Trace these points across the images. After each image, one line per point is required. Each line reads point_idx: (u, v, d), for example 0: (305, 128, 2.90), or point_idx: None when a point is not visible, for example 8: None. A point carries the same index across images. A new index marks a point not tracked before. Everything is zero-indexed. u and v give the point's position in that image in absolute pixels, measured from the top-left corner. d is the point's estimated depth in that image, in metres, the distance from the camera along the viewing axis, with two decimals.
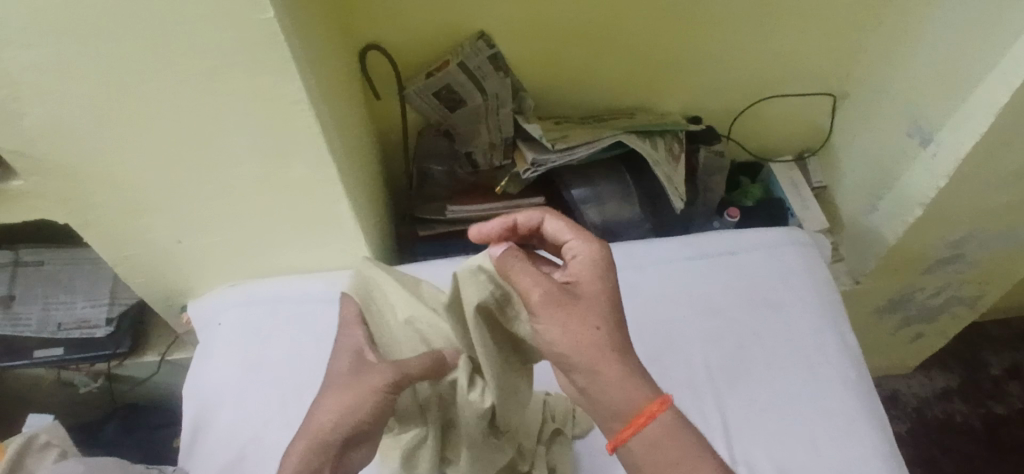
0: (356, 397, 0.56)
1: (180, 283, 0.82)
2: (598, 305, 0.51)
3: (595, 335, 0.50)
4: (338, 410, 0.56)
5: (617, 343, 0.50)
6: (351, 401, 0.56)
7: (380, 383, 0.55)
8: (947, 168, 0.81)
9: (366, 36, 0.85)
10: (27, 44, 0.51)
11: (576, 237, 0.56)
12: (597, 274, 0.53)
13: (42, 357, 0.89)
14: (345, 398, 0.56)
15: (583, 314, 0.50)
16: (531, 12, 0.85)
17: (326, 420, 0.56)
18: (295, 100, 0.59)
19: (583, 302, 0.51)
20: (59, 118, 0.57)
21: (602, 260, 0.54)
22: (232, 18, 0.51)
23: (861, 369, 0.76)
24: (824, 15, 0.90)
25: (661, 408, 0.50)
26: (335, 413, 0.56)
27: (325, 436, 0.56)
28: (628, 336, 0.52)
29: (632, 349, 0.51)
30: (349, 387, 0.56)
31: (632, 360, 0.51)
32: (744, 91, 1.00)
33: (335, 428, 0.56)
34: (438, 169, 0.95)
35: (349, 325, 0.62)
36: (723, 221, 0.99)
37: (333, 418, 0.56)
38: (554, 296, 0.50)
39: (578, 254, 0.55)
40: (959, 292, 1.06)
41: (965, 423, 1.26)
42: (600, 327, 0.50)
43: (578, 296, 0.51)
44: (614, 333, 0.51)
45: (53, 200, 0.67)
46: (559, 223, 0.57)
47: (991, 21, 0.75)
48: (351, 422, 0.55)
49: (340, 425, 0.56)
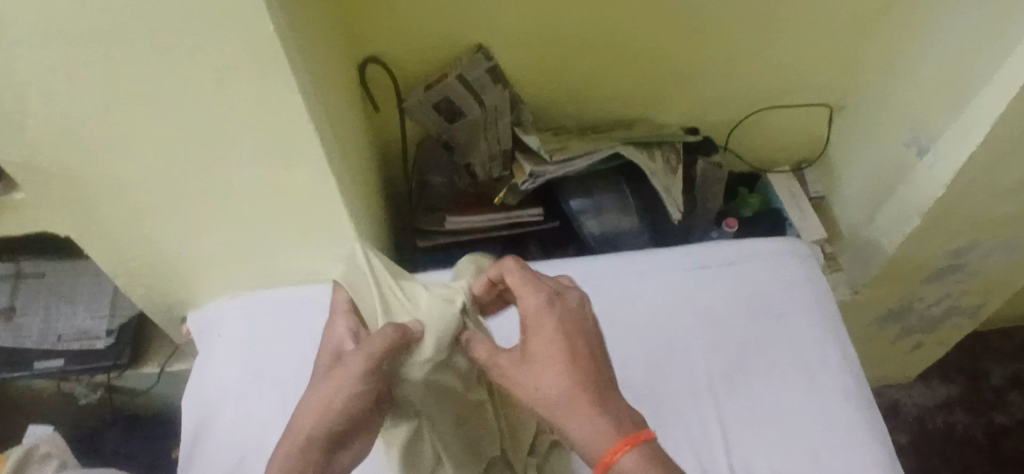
0: (332, 391, 0.54)
1: (181, 294, 0.83)
2: (542, 364, 0.53)
3: (543, 395, 0.52)
4: (319, 408, 0.54)
5: (567, 398, 0.52)
6: (328, 395, 0.54)
7: (355, 368, 0.54)
8: (945, 178, 0.81)
9: (366, 49, 0.86)
10: (32, 57, 0.52)
11: (527, 291, 0.57)
12: (541, 330, 0.55)
13: (43, 368, 0.89)
14: (323, 394, 0.54)
15: (527, 377, 0.53)
16: (530, 24, 0.85)
17: (306, 421, 0.54)
18: (297, 111, 0.59)
19: (526, 363, 0.54)
20: (63, 130, 0.58)
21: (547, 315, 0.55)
22: (236, 31, 0.52)
23: (861, 379, 0.76)
24: (822, 25, 0.91)
25: (624, 450, 0.50)
26: (314, 411, 0.54)
27: (308, 435, 0.53)
28: (579, 385, 0.52)
29: (587, 396, 0.52)
30: (324, 385, 0.55)
31: (583, 409, 0.51)
32: (742, 102, 1.01)
33: (318, 427, 0.54)
34: (439, 180, 0.96)
35: (337, 313, 0.62)
36: (721, 232, 1.00)
37: (312, 418, 0.54)
38: (505, 364, 0.55)
39: (526, 309, 0.56)
40: (959, 302, 1.06)
41: (967, 434, 1.25)
42: (540, 387, 0.53)
43: (524, 358, 0.54)
44: (560, 387, 0.52)
45: (56, 210, 0.67)
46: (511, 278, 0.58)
47: (989, 31, 0.76)
48: (332, 417, 0.54)
49: (321, 422, 0.54)
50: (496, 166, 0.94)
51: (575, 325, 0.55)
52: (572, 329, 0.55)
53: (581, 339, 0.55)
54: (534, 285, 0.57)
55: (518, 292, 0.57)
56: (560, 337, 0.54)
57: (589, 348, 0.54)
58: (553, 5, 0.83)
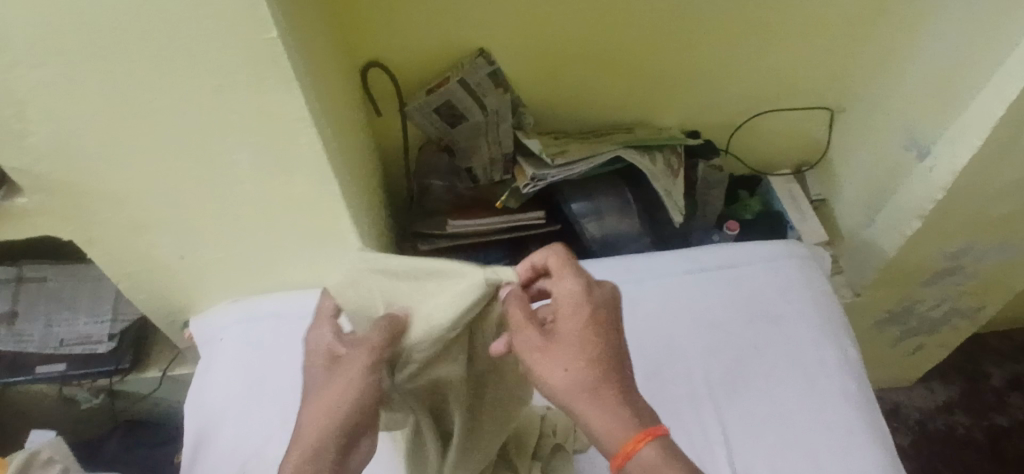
0: (340, 391, 0.54)
1: (182, 300, 0.83)
2: (575, 347, 0.51)
3: (570, 378, 0.50)
4: (328, 410, 0.54)
5: (594, 385, 0.50)
6: (337, 395, 0.54)
7: (361, 363, 0.54)
8: (944, 181, 0.82)
9: (366, 55, 0.86)
10: (34, 65, 0.52)
11: (568, 273, 0.56)
12: (578, 314, 0.53)
13: (45, 373, 0.90)
14: (330, 397, 0.54)
15: (557, 357, 0.51)
16: (530, 29, 0.86)
17: (317, 423, 0.54)
18: (298, 117, 0.59)
19: (558, 344, 0.52)
20: (65, 138, 0.58)
21: (584, 298, 0.54)
22: (237, 38, 0.52)
23: (862, 382, 0.76)
24: (820, 30, 0.91)
25: (643, 443, 0.49)
26: (323, 413, 0.54)
27: (320, 437, 0.53)
28: (608, 374, 0.51)
29: (614, 387, 0.50)
30: (327, 389, 0.54)
31: (609, 399, 0.50)
32: (741, 105, 1.01)
33: (331, 428, 0.53)
34: (439, 183, 0.96)
35: (322, 319, 0.61)
36: (722, 235, 1.01)
37: (324, 420, 0.53)
38: (534, 340, 0.52)
39: (565, 293, 0.54)
40: (959, 304, 1.06)
41: (968, 436, 1.25)
42: (569, 369, 0.50)
43: (555, 338, 0.52)
44: (591, 373, 0.50)
45: (57, 217, 0.67)
46: (555, 259, 0.57)
47: (986, 36, 0.76)
48: (344, 416, 0.53)
49: (334, 422, 0.53)
50: (498, 169, 0.95)
51: (610, 316, 0.54)
52: (607, 319, 0.53)
53: (614, 330, 0.53)
54: (574, 272, 0.56)
55: (560, 275, 0.56)
56: (595, 324, 0.52)
57: (619, 340, 0.53)
58: (553, 10, 0.84)
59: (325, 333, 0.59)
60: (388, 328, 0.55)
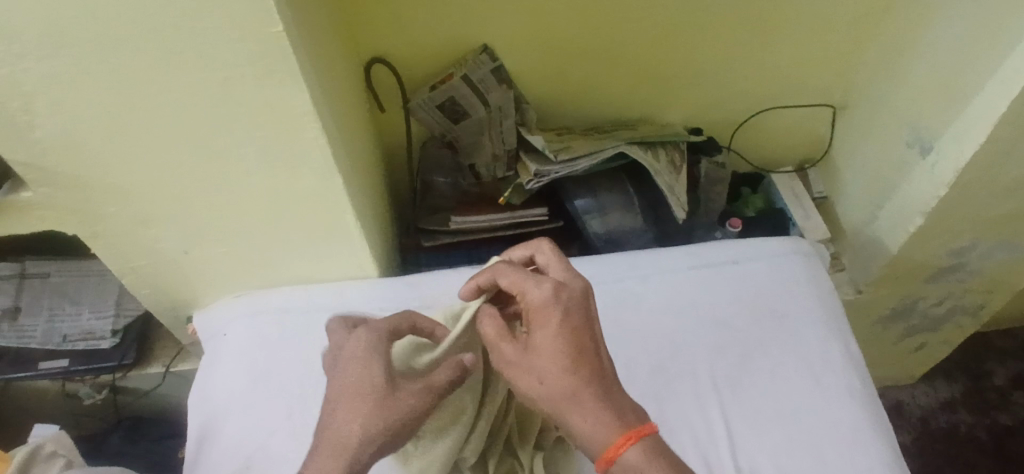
0: (395, 420, 0.56)
1: (186, 294, 0.83)
2: (548, 360, 0.54)
3: (548, 389, 0.54)
4: (376, 433, 0.56)
5: (570, 394, 0.53)
6: (390, 423, 0.56)
7: (421, 405, 0.57)
8: (947, 176, 0.82)
9: (370, 50, 0.86)
10: (41, 58, 0.52)
11: (529, 284, 0.57)
12: (546, 325, 0.55)
13: (47, 369, 0.89)
14: (384, 423, 0.56)
15: (532, 371, 0.54)
16: (534, 26, 0.86)
17: (357, 440, 0.56)
18: (303, 111, 0.59)
19: (532, 358, 0.55)
20: (71, 130, 0.58)
21: (547, 310, 0.55)
22: (244, 31, 0.52)
23: (866, 380, 0.76)
24: (824, 27, 0.91)
25: (626, 445, 0.53)
26: (371, 435, 0.56)
27: (354, 454, 0.55)
28: (579, 382, 0.54)
29: (586, 394, 0.53)
30: (386, 416, 0.56)
31: (583, 406, 0.53)
32: (744, 102, 1.01)
33: (370, 447, 0.56)
34: (444, 181, 0.96)
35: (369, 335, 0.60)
36: (726, 231, 1.00)
37: (365, 440, 0.55)
38: (508, 357, 0.56)
39: (531, 304, 0.56)
40: (962, 301, 1.06)
41: (970, 434, 1.25)
42: (541, 383, 0.54)
43: (528, 351, 0.55)
44: (566, 384, 0.53)
45: (63, 211, 0.67)
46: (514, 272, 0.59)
47: (989, 33, 0.76)
48: (387, 443, 0.56)
49: (376, 446, 0.56)
50: (501, 166, 0.95)
51: (580, 319, 0.56)
52: (574, 324, 0.55)
53: (585, 334, 0.55)
54: (536, 279, 0.57)
55: (522, 286, 0.57)
56: (565, 332, 0.54)
57: (594, 344, 0.56)
58: (557, 6, 0.84)
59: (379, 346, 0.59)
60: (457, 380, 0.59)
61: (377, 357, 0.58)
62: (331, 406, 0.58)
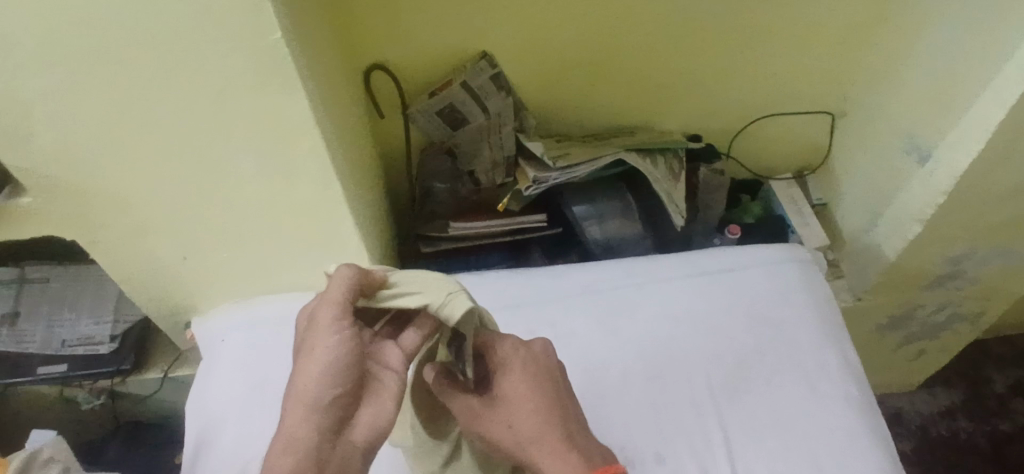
0: (312, 361, 0.48)
1: (184, 301, 0.83)
2: (518, 407, 0.57)
3: (517, 434, 0.57)
4: (306, 382, 0.48)
5: (538, 437, 0.56)
6: (311, 366, 0.48)
7: (326, 322, 0.49)
8: (944, 184, 0.82)
9: (369, 57, 0.86)
10: (41, 66, 0.52)
11: (498, 336, 0.59)
12: (512, 375, 0.58)
13: (46, 375, 0.89)
14: (304, 374, 0.48)
15: (504, 419, 0.57)
16: (533, 33, 0.86)
17: (295, 410, 0.47)
18: (301, 120, 0.60)
19: (502, 407, 0.58)
20: (69, 138, 0.59)
21: (512, 359, 0.58)
22: (242, 39, 0.52)
23: (864, 387, 0.76)
24: (822, 34, 0.92)
25: None
26: (298, 386, 0.48)
27: (297, 416, 0.47)
28: (546, 424, 0.57)
29: (553, 435, 0.56)
30: (303, 361, 0.48)
31: (551, 446, 0.56)
32: (742, 110, 1.02)
33: (313, 408, 0.47)
34: (441, 186, 0.96)
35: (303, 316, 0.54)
36: (723, 238, 1.01)
37: (295, 395, 0.48)
38: (476, 409, 0.58)
39: (498, 358, 0.58)
40: (960, 309, 1.06)
41: (970, 441, 1.25)
42: (512, 427, 0.57)
43: (498, 401, 0.58)
44: (535, 430, 0.56)
45: (62, 217, 0.67)
46: None
47: (985, 41, 0.76)
48: (326, 384, 0.48)
49: (318, 393, 0.47)
50: (500, 172, 0.94)
51: (544, 372, 0.59)
52: (538, 372, 0.58)
53: (550, 384, 0.58)
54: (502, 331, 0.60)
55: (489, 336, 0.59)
56: (532, 380, 0.58)
57: (557, 388, 0.59)
58: (554, 15, 0.84)
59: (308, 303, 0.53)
60: (350, 273, 0.51)
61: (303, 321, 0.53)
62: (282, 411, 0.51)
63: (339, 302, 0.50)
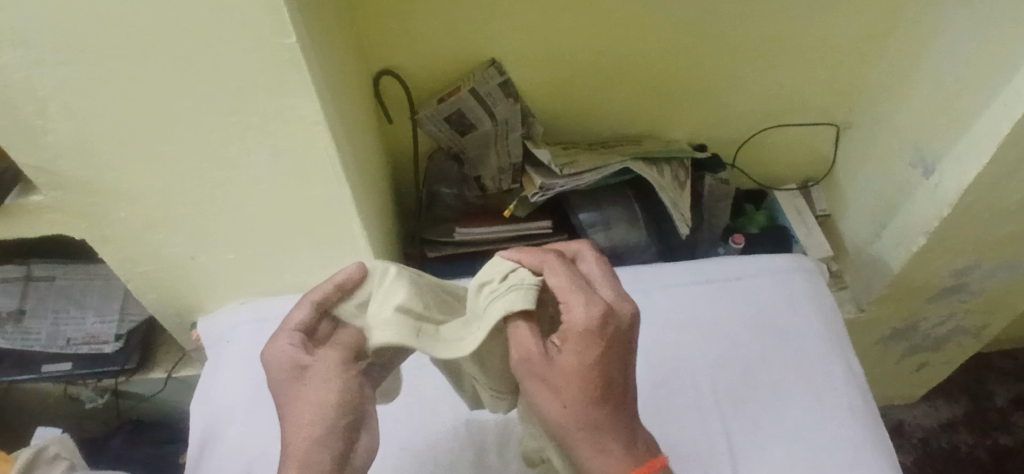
0: (335, 392, 0.54)
1: (191, 300, 0.83)
2: (576, 387, 0.52)
3: (564, 413, 0.52)
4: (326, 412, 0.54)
5: (590, 424, 0.52)
6: (337, 395, 0.54)
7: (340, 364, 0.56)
8: (950, 196, 0.82)
9: (380, 62, 0.87)
10: (58, 64, 0.53)
11: (576, 296, 0.53)
12: (585, 352, 0.52)
13: (51, 372, 0.90)
14: (328, 403, 0.54)
15: (557, 393, 0.52)
16: (543, 40, 0.87)
17: (311, 432, 0.53)
18: (313, 121, 0.60)
19: (559, 378, 0.52)
20: (84, 135, 0.59)
21: (587, 330, 0.51)
22: (258, 42, 0.53)
23: (868, 397, 0.76)
24: (828, 45, 0.92)
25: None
26: (319, 416, 0.53)
27: (320, 440, 0.53)
28: (601, 409, 0.53)
29: (605, 423, 0.53)
30: (321, 394, 0.54)
31: (602, 435, 0.53)
32: (748, 119, 1.02)
33: (335, 430, 0.53)
34: (448, 192, 0.97)
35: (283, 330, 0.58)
36: (728, 248, 1.01)
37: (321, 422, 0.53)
38: (533, 367, 0.52)
39: (572, 321, 0.52)
40: (963, 322, 1.06)
41: (972, 455, 1.25)
42: (565, 405, 0.52)
43: (557, 370, 0.52)
44: (589, 414, 0.52)
45: (74, 214, 0.68)
46: (558, 278, 0.54)
47: (991, 55, 0.77)
48: (348, 411, 0.55)
49: (338, 421, 0.54)
50: (507, 179, 0.96)
51: (619, 349, 0.53)
52: (613, 355, 0.52)
53: (622, 364, 0.53)
54: (583, 296, 0.53)
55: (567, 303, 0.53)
56: (602, 361, 0.52)
57: (623, 376, 0.54)
58: (563, 23, 0.85)
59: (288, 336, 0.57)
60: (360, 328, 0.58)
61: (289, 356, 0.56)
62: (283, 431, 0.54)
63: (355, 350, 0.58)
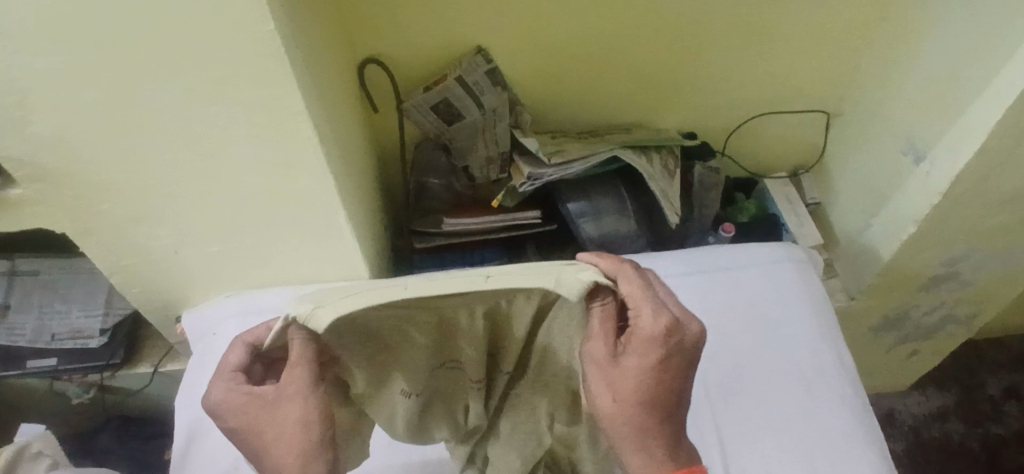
0: (299, 415, 0.51)
1: (176, 293, 0.82)
2: (636, 387, 0.52)
3: (616, 410, 0.52)
4: (300, 428, 0.51)
5: (638, 424, 0.53)
6: (301, 418, 0.51)
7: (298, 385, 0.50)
8: (940, 185, 0.81)
9: (366, 51, 0.86)
10: (34, 54, 0.52)
11: (651, 305, 0.51)
12: (649, 356, 0.51)
13: (35, 368, 0.89)
14: (293, 428, 0.51)
15: (613, 389, 0.52)
16: (532, 28, 0.86)
17: (293, 451, 0.52)
18: (296, 112, 0.59)
19: (618, 376, 0.52)
20: (62, 126, 0.58)
21: (659, 338, 0.51)
22: (238, 31, 0.52)
23: (857, 387, 0.76)
24: (820, 33, 0.91)
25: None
26: (294, 433, 0.52)
27: (303, 451, 0.52)
28: (653, 411, 0.53)
29: (653, 425, 0.53)
30: (287, 415, 0.52)
31: (648, 435, 0.53)
32: (739, 108, 1.02)
33: (309, 454, 0.52)
34: (437, 183, 0.96)
35: (226, 373, 0.57)
36: (718, 237, 1.01)
37: (300, 436, 0.51)
38: (599, 361, 0.51)
39: (643, 327, 0.51)
40: (955, 310, 1.06)
41: (963, 444, 1.25)
42: (620, 402, 0.52)
43: (621, 369, 0.52)
44: (639, 419, 0.53)
45: (55, 207, 0.67)
46: (636, 283, 0.52)
47: (983, 42, 0.76)
48: (318, 427, 0.51)
49: (315, 430, 0.51)
50: (495, 169, 0.96)
51: (682, 361, 0.53)
52: (675, 364, 0.53)
53: (681, 376, 0.54)
54: (657, 306, 0.52)
55: (642, 310, 0.51)
56: (664, 367, 0.52)
57: (680, 385, 0.54)
58: (552, 11, 0.84)
59: (229, 378, 0.56)
60: (307, 333, 0.48)
61: (243, 390, 0.55)
62: (263, 462, 0.54)
63: (308, 365, 0.49)
